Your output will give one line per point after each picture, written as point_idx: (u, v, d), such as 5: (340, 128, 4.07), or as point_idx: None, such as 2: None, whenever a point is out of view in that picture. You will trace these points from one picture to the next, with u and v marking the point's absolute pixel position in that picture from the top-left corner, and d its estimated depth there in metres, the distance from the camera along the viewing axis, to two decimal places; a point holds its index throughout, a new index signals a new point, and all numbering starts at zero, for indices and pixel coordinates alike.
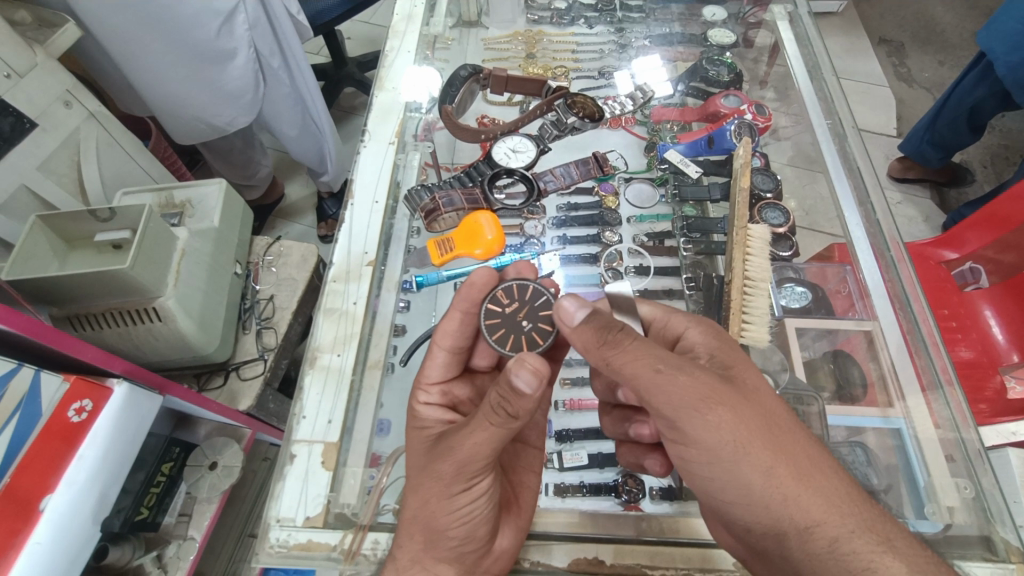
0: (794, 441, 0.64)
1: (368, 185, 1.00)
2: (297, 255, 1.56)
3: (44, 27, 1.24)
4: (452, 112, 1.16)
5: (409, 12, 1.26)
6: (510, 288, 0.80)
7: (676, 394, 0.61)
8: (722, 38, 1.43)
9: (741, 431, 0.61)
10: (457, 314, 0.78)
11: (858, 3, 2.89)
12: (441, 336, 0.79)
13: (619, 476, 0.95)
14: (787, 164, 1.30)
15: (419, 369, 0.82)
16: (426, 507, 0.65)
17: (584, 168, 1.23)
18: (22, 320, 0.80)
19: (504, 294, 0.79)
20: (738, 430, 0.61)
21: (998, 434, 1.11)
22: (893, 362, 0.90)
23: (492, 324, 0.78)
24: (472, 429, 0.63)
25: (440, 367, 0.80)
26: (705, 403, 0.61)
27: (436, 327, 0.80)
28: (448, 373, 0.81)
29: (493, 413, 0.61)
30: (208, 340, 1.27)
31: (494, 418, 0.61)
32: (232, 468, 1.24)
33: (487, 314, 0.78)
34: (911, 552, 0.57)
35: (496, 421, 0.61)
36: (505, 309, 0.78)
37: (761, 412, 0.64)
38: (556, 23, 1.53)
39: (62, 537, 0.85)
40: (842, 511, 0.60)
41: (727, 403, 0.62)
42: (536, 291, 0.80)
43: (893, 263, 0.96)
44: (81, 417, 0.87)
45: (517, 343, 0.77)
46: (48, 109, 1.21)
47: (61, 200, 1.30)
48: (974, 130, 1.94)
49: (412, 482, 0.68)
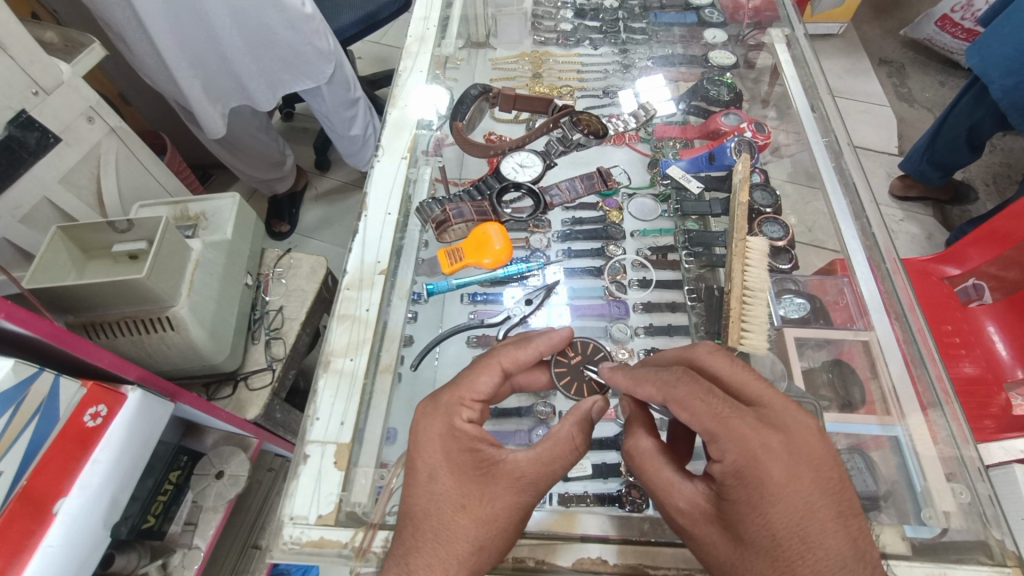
0: (772, 527, 0.59)
1: (381, 197, 1.02)
2: (307, 267, 1.60)
3: (70, 47, 1.29)
4: (461, 128, 1.25)
5: (422, 33, 1.31)
6: (576, 343, 0.98)
7: (779, 469, 0.60)
8: (723, 59, 1.48)
9: (836, 561, 0.56)
10: (534, 348, 0.80)
11: (858, 25, 2.95)
12: (509, 361, 0.78)
13: (623, 486, 0.95)
14: (787, 180, 1.34)
15: (463, 380, 0.76)
16: (494, 533, 0.67)
17: (589, 182, 1.27)
18: (44, 325, 0.83)
19: (569, 346, 0.97)
20: (825, 539, 0.57)
21: (1004, 450, 1.11)
22: (892, 380, 0.90)
23: (560, 371, 0.94)
24: (547, 460, 0.71)
25: (490, 386, 0.76)
26: (809, 505, 0.59)
27: (501, 350, 0.80)
28: (491, 394, 0.77)
29: (574, 447, 0.73)
30: (218, 349, 1.30)
31: (577, 451, 0.74)
32: (239, 477, 1.26)
33: (557, 363, 0.95)
34: (832, 561, 0.56)
35: (569, 461, 0.73)
36: (569, 360, 0.95)
37: (874, 561, 0.57)
38: (561, 44, 1.59)
39: (74, 539, 0.86)
40: (782, 558, 0.58)
41: (684, 485, 0.68)
42: (596, 348, 0.98)
43: (889, 275, 0.99)
44: (96, 422, 0.89)
45: (579, 389, 0.93)
46: (71, 125, 1.26)
47: (79, 211, 1.34)
48: (973, 150, 1.97)
49: (473, 507, 0.67)
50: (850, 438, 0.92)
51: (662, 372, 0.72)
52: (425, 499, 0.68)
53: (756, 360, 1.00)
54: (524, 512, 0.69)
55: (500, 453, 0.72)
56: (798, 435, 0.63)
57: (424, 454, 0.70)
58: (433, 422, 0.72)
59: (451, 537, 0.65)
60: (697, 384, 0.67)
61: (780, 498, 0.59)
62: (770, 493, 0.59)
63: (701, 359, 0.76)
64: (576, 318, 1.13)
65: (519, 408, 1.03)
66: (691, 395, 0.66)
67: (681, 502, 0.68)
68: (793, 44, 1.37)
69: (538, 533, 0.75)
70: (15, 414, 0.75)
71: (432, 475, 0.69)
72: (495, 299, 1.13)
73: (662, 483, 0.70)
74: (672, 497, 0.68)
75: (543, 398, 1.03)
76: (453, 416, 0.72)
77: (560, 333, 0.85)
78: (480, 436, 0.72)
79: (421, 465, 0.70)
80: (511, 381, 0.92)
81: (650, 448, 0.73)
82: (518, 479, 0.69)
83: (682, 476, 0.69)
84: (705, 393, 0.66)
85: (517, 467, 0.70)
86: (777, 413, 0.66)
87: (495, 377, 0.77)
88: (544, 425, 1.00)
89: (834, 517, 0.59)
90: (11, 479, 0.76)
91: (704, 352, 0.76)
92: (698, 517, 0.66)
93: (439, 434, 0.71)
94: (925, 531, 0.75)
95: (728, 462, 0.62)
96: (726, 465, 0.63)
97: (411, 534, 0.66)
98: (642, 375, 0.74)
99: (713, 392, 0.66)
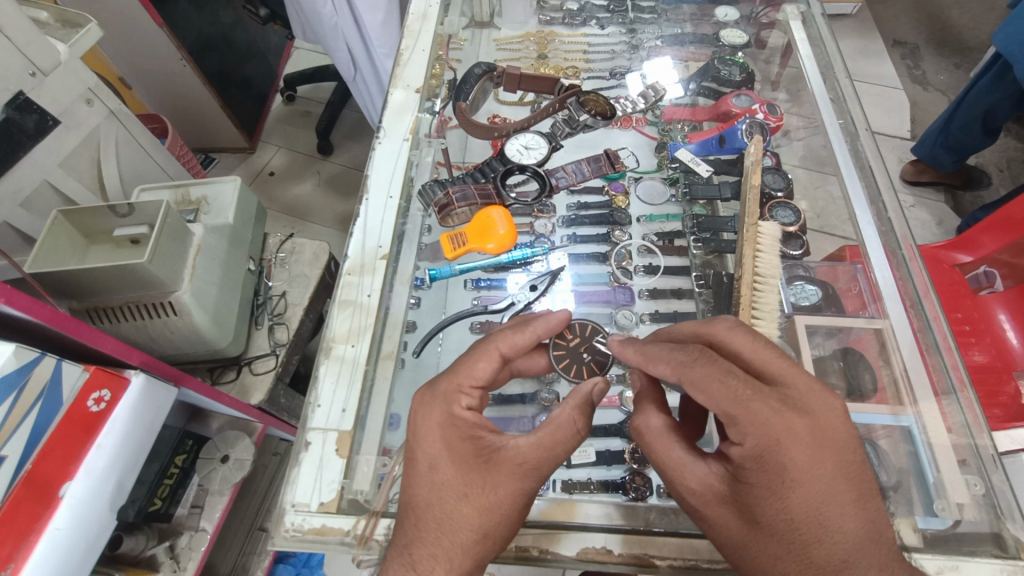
0: (790, 510, 0.59)
1: (382, 181, 1.00)
2: (309, 253, 1.59)
3: (68, 28, 1.27)
4: (465, 110, 1.23)
5: (424, 11, 1.25)
6: (573, 326, 0.96)
7: (802, 453, 0.59)
8: (734, 38, 1.44)
9: (853, 544, 0.57)
10: (531, 331, 0.79)
11: (872, 5, 2.87)
12: (505, 344, 0.77)
13: (628, 473, 0.93)
14: (799, 164, 1.30)
15: (460, 365, 0.75)
16: (495, 520, 0.66)
17: (595, 165, 1.24)
18: (44, 311, 0.82)
19: (567, 329, 0.95)
20: (843, 522, 0.57)
21: (1012, 439, 1.10)
22: (905, 365, 0.88)
23: (559, 355, 0.92)
24: (548, 445, 0.70)
25: (488, 371, 0.75)
26: (830, 490, 0.58)
27: (496, 334, 0.78)
28: (489, 379, 0.76)
29: (576, 431, 0.73)
30: (221, 334, 1.29)
31: (579, 435, 0.73)
32: (244, 461, 1.26)
33: (554, 346, 0.93)
34: (850, 543, 0.57)
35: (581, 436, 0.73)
36: (568, 343, 0.94)
37: (891, 545, 0.57)
38: (567, 23, 1.55)
39: (81, 522, 0.87)
40: (799, 541, 0.58)
41: (695, 466, 0.67)
42: (593, 330, 0.96)
43: (905, 261, 0.96)
44: (100, 407, 0.89)
45: (579, 371, 0.91)
46: (70, 107, 1.23)
47: (80, 196, 1.32)
48: (989, 134, 1.92)
49: (475, 496, 0.66)
50: (863, 427, 0.89)
51: (676, 350, 0.70)
52: (425, 489, 0.67)
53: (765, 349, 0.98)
54: (527, 499, 0.68)
55: (501, 439, 0.71)
56: (824, 420, 0.62)
57: (424, 444, 0.69)
58: (429, 412, 0.71)
59: (454, 526, 0.65)
60: (715, 364, 0.65)
61: (801, 483, 0.59)
62: (791, 477, 0.59)
63: (721, 335, 0.72)
64: (581, 305, 1.11)
65: (522, 395, 1.01)
66: (709, 376, 0.64)
67: (692, 482, 0.67)
68: (808, 22, 1.33)
69: (539, 522, 0.74)
70: (17, 401, 0.75)
71: (432, 465, 0.68)
72: (498, 285, 1.12)
73: (673, 462, 0.68)
74: (683, 477, 0.68)
75: (546, 385, 1.01)
76: (451, 404, 0.71)
77: (559, 315, 0.84)
78: (480, 424, 0.71)
79: (421, 455, 0.69)
80: (510, 365, 0.91)
81: (659, 426, 0.72)
82: (520, 466, 0.69)
83: (694, 456, 0.68)
84: (724, 374, 0.63)
85: (519, 453, 0.69)
86: (803, 396, 0.64)
87: (494, 363, 0.75)
88: (547, 412, 0.99)
89: (855, 501, 0.58)
90: (14, 465, 0.76)
91: (722, 328, 0.73)
92: (709, 499, 0.65)
93: (438, 423, 0.70)
94: (937, 523, 0.73)
95: (749, 445, 0.61)
96: (748, 449, 0.61)
97: (412, 524, 0.65)
98: (654, 354, 0.72)
99: (732, 373, 0.64)
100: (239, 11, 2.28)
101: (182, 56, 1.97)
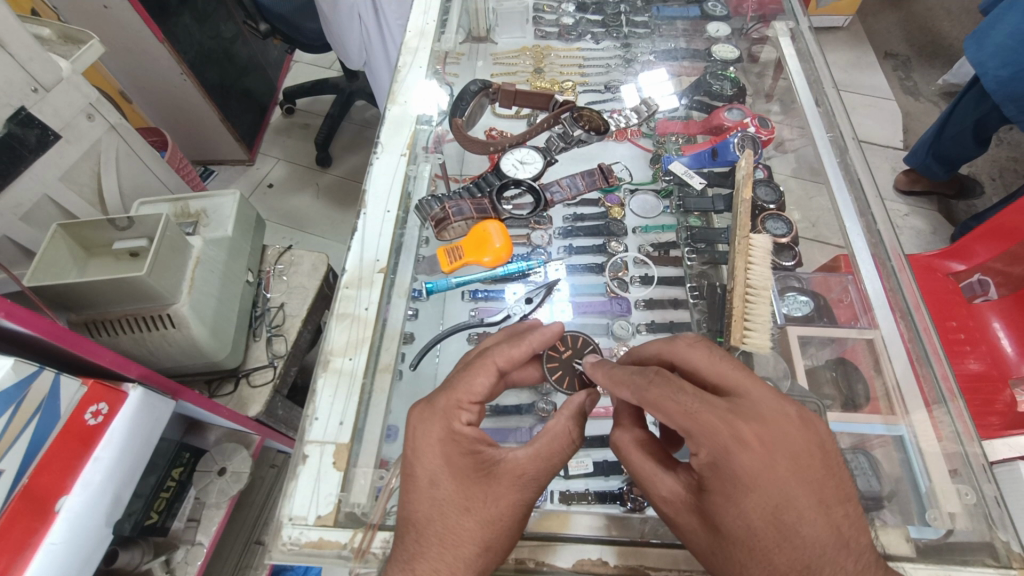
0: (750, 516, 0.59)
1: (380, 195, 1.01)
2: (308, 264, 1.60)
3: (69, 44, 1.29)
4: (461, 125, 1.23)
5: (421, 27, 1.27)
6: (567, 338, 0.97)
7: (751, 459, 0.59)
8: (726, 53, 1.47)
9: (814, 549, 0.56)
10: (526, 344, 0.79)
11: (863, 18, 2.92)
12: (501, 359, 0.77)
13: (624, 483, 0.94)
14: (791, 175, 1.33)
15: (458, 382, 0.75)
16: (498, 532, 0.67)
17: (590, 179, 1.25)
18: (44, 324, 0.82)
19: (560, 341, 0.96)
20: (803, 527, 0.57)
21: (1010, 447, 1.10)
22: (897, 378, 0.89)
23: (553, 366, 0.93)
24: (545, 454, 0.71)
25: (486, 385, 0.75)
26: (786, 494, 0.59)
27: (493, 348, 0.79)
28: (487, 393, 0.76)
29: (572, 441, 0.74)
30: (220, 346, 1.30)
31: (574, 445, 0.74)
32: (241, 474, 1.26)
33: (549, 358, 0.93)
34: (811, 549, 0.56)
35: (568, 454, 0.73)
36: (561, 355, 0.94)
37: (859, 550, 0.57)
38: (563, 39, 1.59)
39: (76, 536, 0.86)
40: (758, 547, 0.58)
41: (666, 475, 0.69)
42: (586, 342, 0.97)
43: (893, 272, 0.97)
44: (98, 420, 0.89)
45: (572, 382, 0.92)
46: (71, 122, 1.25)
47: (80, 209, 1.33)
48: (980, 144, 1.94)
49: (477, 509, 0.67)
50: (852, 437, 0.92)
51: (636, 375, 0.70)
52: (426, 504, 0.67)
53: (758, 360, 0.99)
54: (527, 509, 0.69)
55: (500, 452, 0.72)
56: (775, 424, 0.62)
57: (424, 460, 0.69)
58: (432, 426, 0.70)
59: (457, 540, 0.65)
60: (668, 384, 0.65)
61: (756, 489, 0.59)
62: (745, 483, 0.59)
63: (680, 353, 0.75)
64: (578, 315, 1.13)
65: (519, 406, 1.02)
66: (662, 396, 0.65)
67: (663, 491, 0.68)
68: (797, 38, 1.34)
69: (537, 533, 0.74)
70: (16, 412, 0.75)
71: (433, 480, 0.68)
72: (496, 296, 1.13)
73: (646, 473, 0.70)
74: (655, 487, 0.69)
75: (544, 395, 1.02)
76: (452, 420, 0.71)
77: (552, 328, 0.84)
78: (479, 438, 0.72)
79: (421, 471, 0.69)
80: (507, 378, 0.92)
81: (631, 440, 0.74)
82: (519, 477, 0.70)
83: (665, 467, 0.70)
84: (676, 392, 0.64)
85: (518, 465, 0.70)
86: (756, 405, 0.64)
87: (491, 377, 0.76)
88: (544, 422, 1.00)
89: (814, 505, 0.58)
90: (12, 477, 0.76)
91: (683, 345, 0.75)
92: (680, 507, 0.66)
93: (439, 439, 0.70)
94: (929, 532, 0.74)
95: (704, 455, 0.62)
96: (702, 458, 0.62)
97: (413, 540, 0.65)
98: (619, 378, 0.73)
99: (683, 389, 0.64)
100: (239, 25, 2.31)
101: (182, 70, 1.99)
